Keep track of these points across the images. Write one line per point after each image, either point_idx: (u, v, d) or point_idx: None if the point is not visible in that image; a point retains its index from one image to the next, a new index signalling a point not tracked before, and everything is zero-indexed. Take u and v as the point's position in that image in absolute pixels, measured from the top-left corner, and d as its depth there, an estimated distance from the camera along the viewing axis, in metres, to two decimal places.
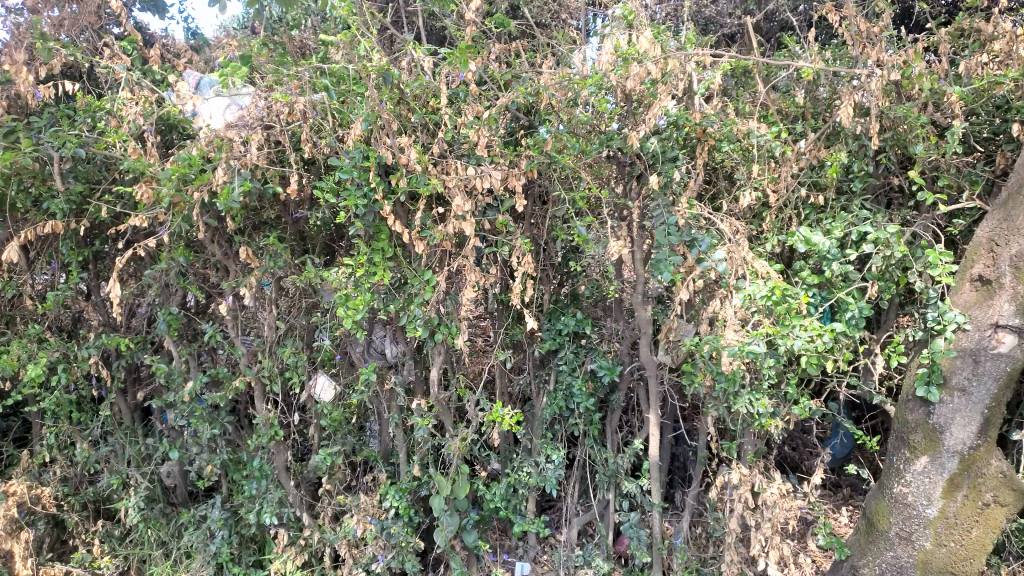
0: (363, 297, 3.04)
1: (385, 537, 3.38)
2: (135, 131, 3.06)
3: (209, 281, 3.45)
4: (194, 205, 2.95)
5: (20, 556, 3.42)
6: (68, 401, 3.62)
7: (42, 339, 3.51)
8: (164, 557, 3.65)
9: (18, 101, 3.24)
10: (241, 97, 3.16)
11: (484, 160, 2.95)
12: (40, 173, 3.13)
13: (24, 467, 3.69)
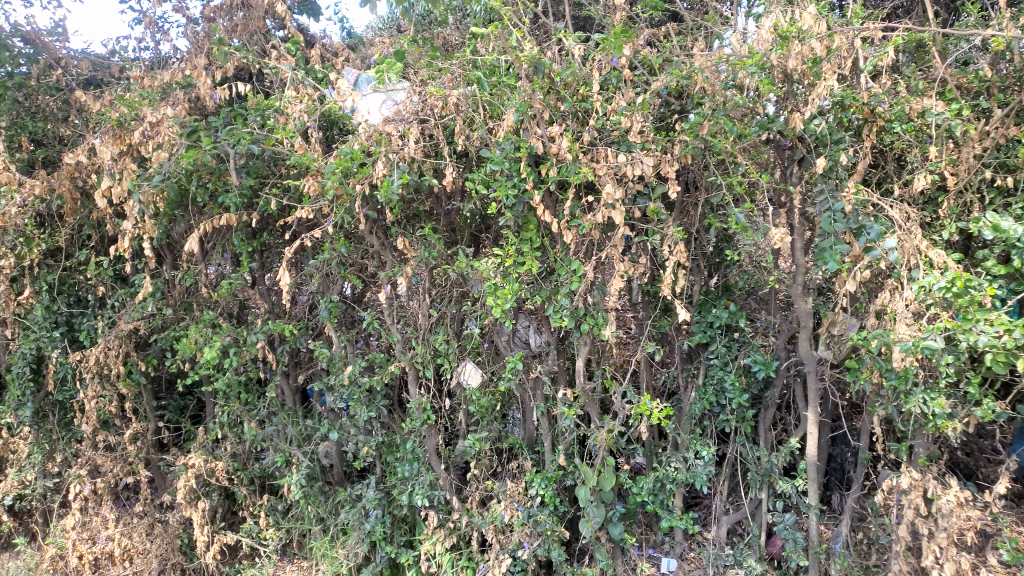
0: (511, 287, 3.06)
1: (531, 524, 3.39)
2: (300, 128, 3.23)
3: (366, 271, 3.60)
4: (356, 198, 3.09)
5: (198, 523, 3.78)
6: (237, 381, 3.85)
7: (216, 324, 3.78)
8: (323, 532, 3.85)
9: (198, 104, 3.52)
10: (396, 92, 3.28)
11: (635, 147, 2.89)
12: (218, 170, 3.37)
13: (201, 442, 4.02)
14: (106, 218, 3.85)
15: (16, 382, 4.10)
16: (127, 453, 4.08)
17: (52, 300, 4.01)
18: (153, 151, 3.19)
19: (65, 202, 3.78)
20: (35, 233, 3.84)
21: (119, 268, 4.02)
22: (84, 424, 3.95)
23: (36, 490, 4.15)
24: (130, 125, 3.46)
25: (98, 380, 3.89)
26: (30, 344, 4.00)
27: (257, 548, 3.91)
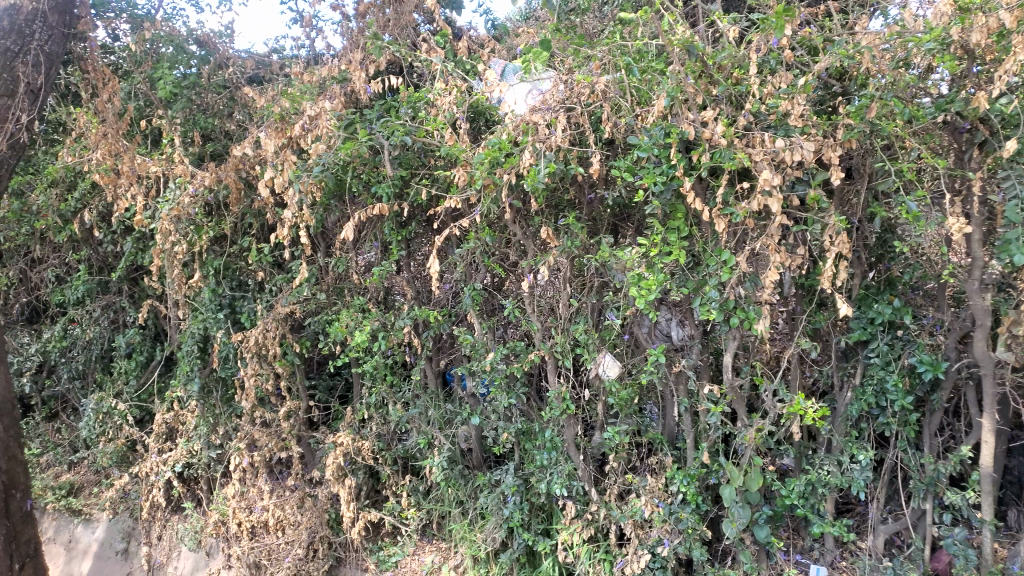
0: (656, 277, 2.97)
1: (672, 521, 3.32)
2: (449, 118, 3.29)
3: (508, 260, 3.63)
4: (503, 187, 3.08)
5: (345, 499, 3.98)
6: (384, 364, 4.01)
7: (365, 309, 3.95)
8: (462, 515, 3.93)
9: (353, 97, 3.66)
10: (541, 82, 3.29)
11: (794, 131, 2.74)
12: (372, 161, 3.50)
13: (348, 421, 4.20)
14: (266, 208, 4.09)
15: (186, 359, 4.44)
16: (281, 429, 4.31)
17: (217, 284, 4.29)
18: (312, 143, 3.37)
19: (231, 192, 4.02)
20: (204, 222, 4.13)
21: (277, 254, 4.26)
22: (245, 400, 4.23)
23: (201, 458, 4.46)
24: (292, 119, 3.65)
25: (257, 359, 4.16)
26: (199, 324, 4.35)
27: (399, 526, 4.09)
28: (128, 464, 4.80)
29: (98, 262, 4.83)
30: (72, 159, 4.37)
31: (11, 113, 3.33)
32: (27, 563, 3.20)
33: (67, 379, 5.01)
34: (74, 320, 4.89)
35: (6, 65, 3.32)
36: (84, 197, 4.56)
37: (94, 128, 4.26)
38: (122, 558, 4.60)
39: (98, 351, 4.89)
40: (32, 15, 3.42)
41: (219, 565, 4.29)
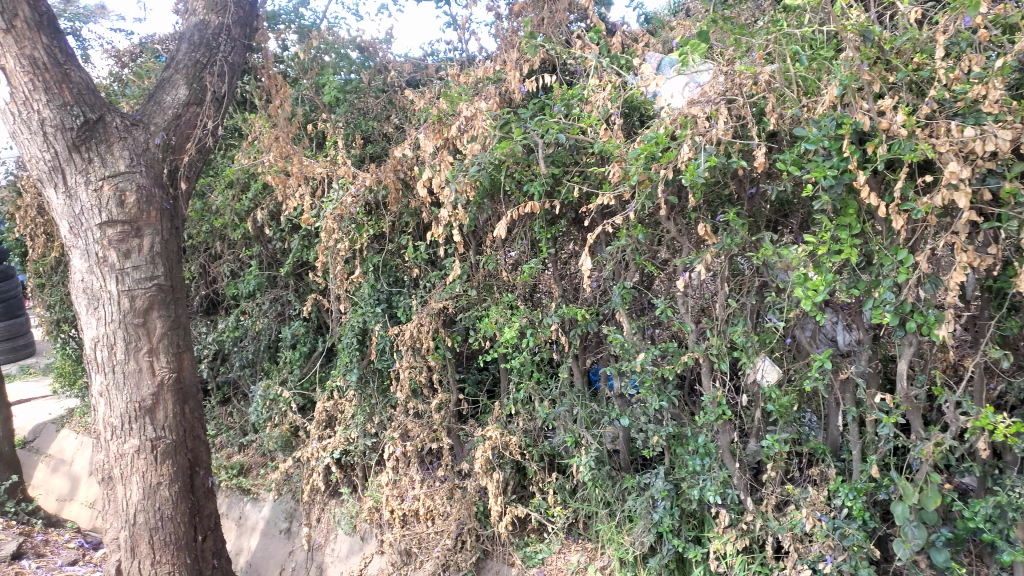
0: (823, 277, 2.80)
1: (836, 537, 3.12)
2: (604, 114, 3.25)
3: (660, 258, 3.54)
4: (659, 183, 3.02)
5: (492, 493, 4.05)
6: (532, 361, 4.04)
7: (514, 306, 4.02)
8: (609, 517, 3.89)
9: (506, 96, 3.70)
10: (699, 75, 3.17)
11: (986, 119, 2.49)
12: (525, 159, 3.52)
13: (496, 416, 4.27)
14: (422, 207, 4.23)
15: (346, 351, 4.69)
16: (432, 421, 4.45)
17: (376, 279, 4.53)
18: (468, 143, 3.45)
19: (389, 192, 4.19)
20: (364, 221, 4.33)
21: (432, 252, 4.39)
22: (399, 391, 4.41)
23: (358, 446, 4.67)
24: (448, 120, 3.74)
25: (412, 352, 4.32)
26: (359, 318, 4.57)
27: (544, 524, 4.11)
28: (291, 449, 5.08)
29: (268, 259, 5.16)
30: (247, 162, 4.70)
31: (199, 121, 3.60)
32: (208, 536, 3.45)
33: (239, 366, 5.42)
34: (246, 312, 5.27)
35: (196, 76, 3.59)
36: (257, 197, 4.89)
37: (267, 134, 4.57)
38: (285, 537, 4.90)
39: (266, 342, 5.25)
40: (218, 29, 3.72)
41: (372, 550, 4.48)
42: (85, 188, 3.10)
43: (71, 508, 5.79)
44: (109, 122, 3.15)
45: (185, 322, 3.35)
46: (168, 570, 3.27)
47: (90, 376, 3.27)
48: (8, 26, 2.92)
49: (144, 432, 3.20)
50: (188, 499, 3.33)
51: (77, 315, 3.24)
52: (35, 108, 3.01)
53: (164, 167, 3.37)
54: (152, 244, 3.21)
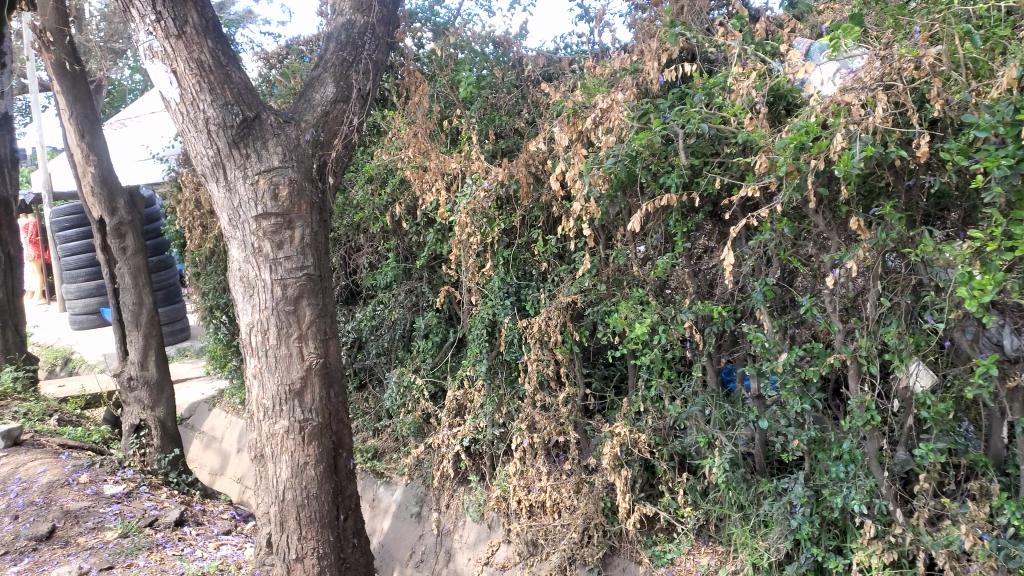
0: (993, 276, 2.57)
1: (1000, 558, 2.88)
2: (748, 103, 3.14)
3: (806, 254, 3.38)
4: (808, 174, 2.88)
5: (620, 490, 4.00)
6: (663, 358, 3.96)
7: (645, 302, 3.95)
8: (743, 520, 3.76)
9: (644, 87, 3.63)
10: (851, 60, 2.96)
11: None
12: (663, 151, 3.45)
13: (625, 412, 4.21)
14: (554, 200, 4.23)
15: (476, 342, 4.76)
16: (559, 414, 4.44)
17: (506, 273, 4.58)
18: (604, 136, 3.42)
19: (520, 186, 4.23)
20: (496, 214, 4.38)
21: (562, 245, 4.38)
22: (527, 384, 4.44)
23: (486, 435, 4.74)
24: (583, 112, 3.73)
25: (540, 345, 4.35)
26: (488, 310, 4.64)
27: (674, 524, 4.02)
28: (423, 435, 5.26)
29: (404, 252, 5.33)
30: (388, 158, 4.90)
31: (346, 118, 3.71)
32: (350, 516, 3.59)
33: (375, 354, 5.64)
34: (382, 302, 5.47)
35: (343, 74, 3.73)
36: (394, 191, 5.06)
37: (405, 130, 4.72)
38: (416, 520, 5.07)
39: (401, 331, 5.44)
40: (363, 28, 3.86)
41: (499, 538, 4.56)
42: (243, 182, 3.29)
43: (222, 481, 6.22)
44: (264, 120, 3.34)
45: (331, 310, 3.50)
46: (312, 546, 3.44)
47: (245, 359, 3.47)
48: (180, 32, 3.21)
49: (293, 413, 3.38)
50: (332, 480, 3.48)
51: (235, 302, 3.46)
52: (201, 108, 3.24)
53: (314, 163, 3.52)
54: (302, 235, 3.36)
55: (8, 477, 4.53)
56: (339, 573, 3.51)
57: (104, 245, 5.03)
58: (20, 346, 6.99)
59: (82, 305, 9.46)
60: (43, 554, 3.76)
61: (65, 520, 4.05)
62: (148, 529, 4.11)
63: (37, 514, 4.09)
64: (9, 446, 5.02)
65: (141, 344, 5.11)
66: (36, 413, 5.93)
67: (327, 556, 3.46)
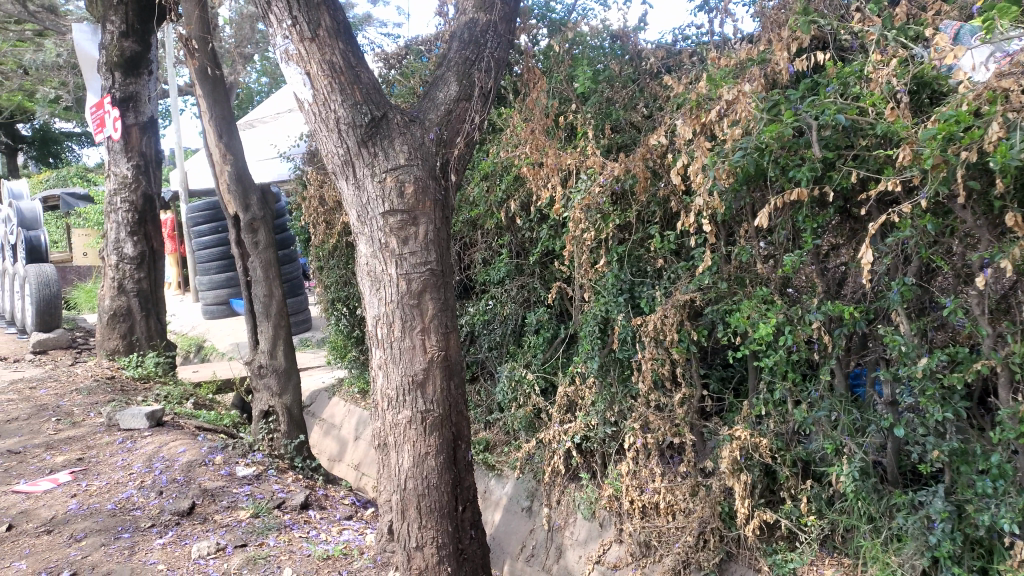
0: None
1: None
2: (888, 92, 2.99)
3: (951, 253, 3.18)
4: (958, 167, 2.69)
5: (739, 495, 3.88)
6: (788, 360, 3.80)
7: (769, 301, 3.80)
8: (873, 533, 3.56)
9: (772, 77, 3.50)
10: (1007, 42, 2.74)
11: None
12: (793, 144, 3.31)
13: (744, 415, 4.07)
14: (673, 196, 4.14)
15: (587, 338, 4.70)
16: (675, 415, 4.34)
17: (620, 269, 4.50)
18: (729, 129, 3.31)
19: (637, 181, 4.17)
20: (611, 210, 4.34)
21: (681, 242, 4.28)
22: (642, 382, 4.37)
23: (598, 433, 4.70)
24: (707, 104, 3.63)
25: (655, 343, 4.27)
26: (601, 307, 4.58)
27: (796, 532, 3.88)
28: (534, 430, 5.27)
29: (517, 247, 5.35)
30: (505, 154, 4.95)
31: (468, 115, 3.73)
32: (468, 508, 3.64)
33: (487, 348, 5.71)
34: (495, 297, 5.53)
35: (466, 73, 3.77)
36: (509, 188, 5.09)
37: (522, 126, 4.74)
38: (526, 515, 5.13)
39: (513, 326, 5.47)
40: (486, 26, 3.87)
41: (610, 537, 4.53)
42: (371, 180, 3.40)
43: (342, 468, 6.50)
44: (391, 119, 3.43)
45: (453, 305, 3.55)
46: (432, 536, 3.51)
47: (371, 350, 3.58)
48: (313, 35, 3.36)
49: (416, 404, 3.46)
50: (451, 471, 3.54)
51: (362, 294, 3.57)
52: (332, 108, 3.37)
53: (438, 160, 3.58)
54: (426, 231, 3.44)
55: (153, 456, 4.87)
56: (458, 563, 3.57)
57: (239, 240, 5.29)
58: (160, 333, 7.49)
59: (212, 295, 10.03)
60: (184, 528, 4.02)
61: (203, 498, 4.31)
62: (277, 510, 4.32)
63: (179, 492, 4.37)
64: (152, 427, 5.39)
65: (271, 334, 5.35)
66: (175, 396, 6.35)
67: (446, 546, 3.52)
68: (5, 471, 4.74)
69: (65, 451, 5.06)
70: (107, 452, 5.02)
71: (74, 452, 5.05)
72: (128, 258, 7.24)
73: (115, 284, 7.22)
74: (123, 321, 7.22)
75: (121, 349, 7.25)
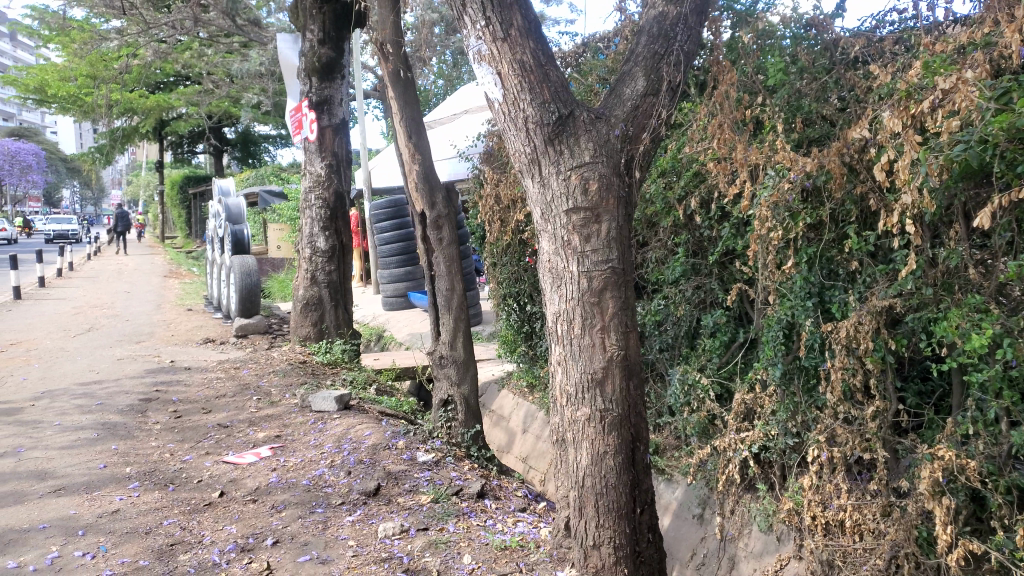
0: None
1: None
2: None
3: None
4: None
5: (940, 520, 3.51)
6: (1005, 375, 3.43)
7: (983, 310, 3.44)
8: None
9: (1000, 62, 3.17)
10: None
11: None
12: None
13: (948, 434, 3.71)
14: (873, 193, 3.87)
15: (770, 344, 4.49)
16: (866, 429, 4.01)
17: (809, 271, 4.26)
18: (947, 121, 3.05)
19: (832, 177, 3.94)
20: (800, 209, 4.11)
21: (879, 243, 3.99)
22: (829, 393, 4.09)
23: (778, 443, 4.50)
24: (919, 94, 3.35)
25: (846, 352, 3.98)
26: (786, 311, 4.35)
27: (1009, 567, 3.47)
28: (707, 436, 5.12)
29: (693, 246, 5.20)
30: (687, 151, 4.86)
31: (655, 109, 3.65)
32: (645, 511, 3.59)
33: (658, 349, 5.60)
34: (669, 297, 5.41)
35: (654, 67, 3.70)
36: (688, 186, 4.99)
37: (707, 121, 4.61)
38: (697, 522, 5.04)
39: (687, 327, 5.32)
40: (676, 19, 3.79)
41: (789, 553, 4.31)
42: (557, 177, 3.43)
43: (509, 459, 6.68)
44: (578, 117, 3.44)
45: (635, 304, 3.50)
46: (610, 535, 3.50)
47: (550, 346, 3.61)
48: (505, 35, 3.48)
49: (595, 402, 3.45)
50: (629, 472, 3.51)
51: (543, 291, 3.61)
52: (521, 107, 3.45)
53: (623, 157, 3.54)
54: (609, 229, 3.41)
55: (342, 437, 5.20)
56: (634, 566, 3.54)
57: (423, 236, 5.51)
58: (347, 322, 8.00)
59: (393, 288, 10.56)
60: (371, 508, 4.26)
61: (387, 481, 4.55)
62: (455, 497, 4.47)
63: (366, 472, 4.64)
64: (341, 410, 5.77)
65: (451, 326, 5.54)
66: (360, 381, 6.77)
67: (624, 547, 3.51)
68: (217, 442, 5.25)
69: (266, 428, 5.52)
70: (302, 431, 5.42)
71: (273, 429, 5.50)
72: (320, 252, 7.78)
73: (309, 275, 7.78)
74: (315, 310, 7.80)
75: (312, 335, 7.84)
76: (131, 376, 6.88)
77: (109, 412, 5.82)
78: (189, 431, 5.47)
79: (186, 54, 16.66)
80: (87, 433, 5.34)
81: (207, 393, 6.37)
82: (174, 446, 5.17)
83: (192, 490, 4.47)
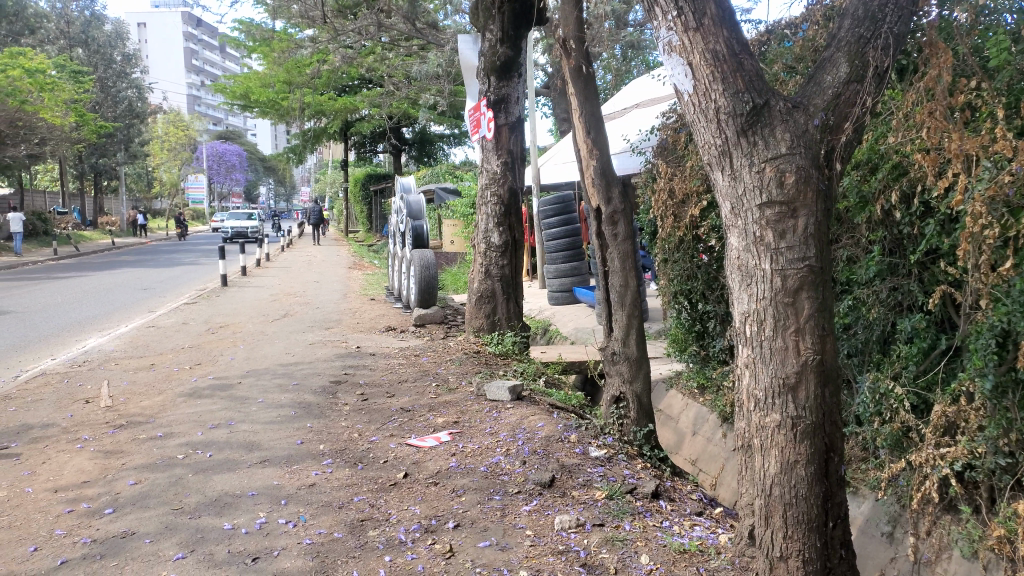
0: None
1: None
2: None
3: None
4: None
5: None
6: None
7: None
8: None
9: None
10: None
11: None
12: None
13: None
14: None
15: (979, 353, 4.06)
16: None
17: None
18: None
19: None
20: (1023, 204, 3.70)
21: None
22: None
23: (986, 463, 4.07)
24: None
25: None
26: (1001, 318, 3.92)
27: None
28: (900, 450, 4.72)
29: (890, 245, 4.82)
30: (888, 141, 4.51)
31: (858, 97, 3.40)
32: (838, 526, 3.38)
33: (847, 354, 5.25)
34: (861, 298, 5.05)
35: (858, 52, 3.44)
36: (888, 179, 4.64)
37: (913, 108, 4.26)
38: (887, 541, 4.68)
39: (879, 332, 4.94)
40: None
41: None
42: (749, 169, 3.29)
43: (677, 459, 6.52)
44: (773, 107, 3.27)
45: (832, 306, 3.29)
46: (798, 549, 3.33)
47: (737, 347, 3.48)
48: (698, 25, 3.40)
49: (786, 408, 3.29)
50: (822, 484, 3.31)
51: (731, 290, 3.48)
52: (713, 98, 3.35)
53: (822, 148, 3.34)
54: (806, 225, 3.22)
55: (516, 426, 5.31)
56: None
57: (599, 231, 5.48)
58: (517, 316, 8.17)
59: (560, 283, 10.69)
60: (547, 499, 4.31)
61: (562, 473, 4.59)
62: (629, 495, 4.43)
63: (540, 463, 4.70)
64: (514, 399, 5.90)
65: (624, 323, 5.48)
66: (530, 373, 6.88)
67: (813, 562, 3.32)
68: (400, 426, 5.53)
69: (444, 413, 5.75)
70: (477, 418, 5.59)
71: (451, 415, 5.71)
72: (494, 247, 7.98)
73: (483, 269, 8.01)
74: (488, 303, 8.03)
75: (485, 327, 8.07)
76: (322, 360, 7.40)
77: (304, 392, 6.29)
78: (375, 413, 5.80)
79: (370, 59, 17.70)
80: (286, 411, 5.81)
81: (390, 378, 6.74)
82: (362, 427, 5.50)
83: (379, 469, 4.72)
